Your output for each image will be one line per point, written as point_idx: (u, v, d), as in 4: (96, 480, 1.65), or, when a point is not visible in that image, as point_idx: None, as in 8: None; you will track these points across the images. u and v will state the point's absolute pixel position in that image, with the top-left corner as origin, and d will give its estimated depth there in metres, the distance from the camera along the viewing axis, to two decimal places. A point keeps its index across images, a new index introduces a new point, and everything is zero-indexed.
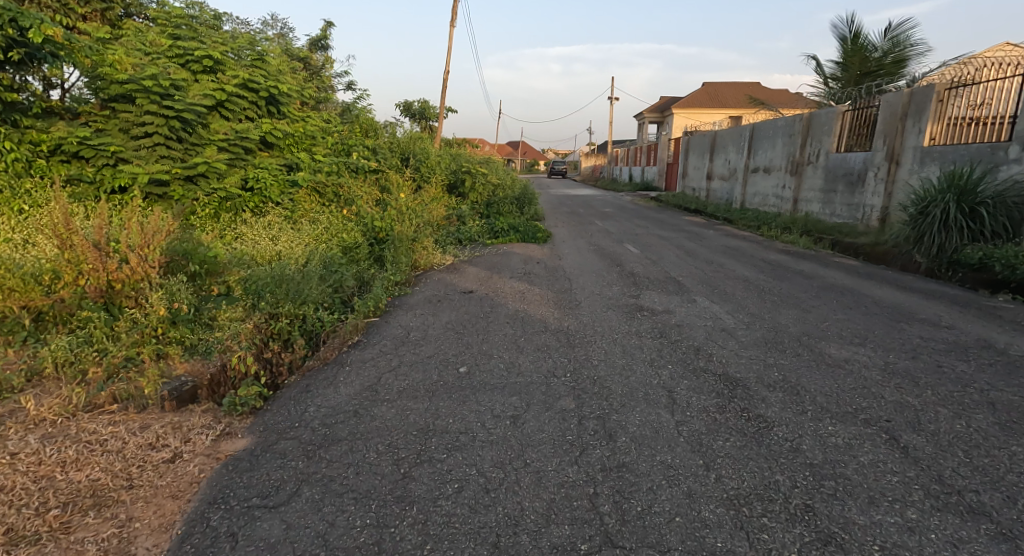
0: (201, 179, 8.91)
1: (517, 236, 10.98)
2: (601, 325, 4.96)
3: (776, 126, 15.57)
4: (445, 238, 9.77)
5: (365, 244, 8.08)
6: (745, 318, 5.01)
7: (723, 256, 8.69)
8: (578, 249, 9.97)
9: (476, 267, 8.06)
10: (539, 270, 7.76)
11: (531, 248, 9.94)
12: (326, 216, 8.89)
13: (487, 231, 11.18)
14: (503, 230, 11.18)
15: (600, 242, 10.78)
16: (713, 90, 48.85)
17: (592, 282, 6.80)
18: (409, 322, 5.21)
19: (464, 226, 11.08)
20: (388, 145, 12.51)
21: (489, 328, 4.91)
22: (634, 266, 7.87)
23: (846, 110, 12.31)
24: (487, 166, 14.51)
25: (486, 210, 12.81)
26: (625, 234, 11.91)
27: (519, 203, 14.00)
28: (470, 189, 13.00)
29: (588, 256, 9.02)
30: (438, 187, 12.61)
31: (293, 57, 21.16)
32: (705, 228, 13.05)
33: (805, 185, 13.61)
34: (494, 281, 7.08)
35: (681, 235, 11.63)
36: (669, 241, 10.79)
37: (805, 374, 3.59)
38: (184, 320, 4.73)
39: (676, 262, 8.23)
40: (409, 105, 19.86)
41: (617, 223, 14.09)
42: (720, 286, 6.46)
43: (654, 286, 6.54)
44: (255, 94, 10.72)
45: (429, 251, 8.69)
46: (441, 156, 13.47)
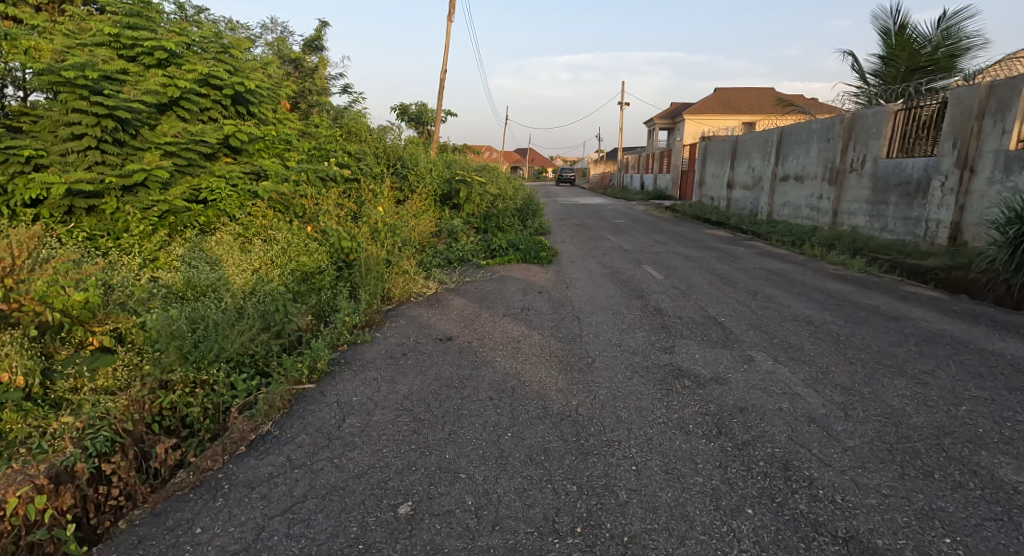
0: (140, 188, 7.36)
1: (518, 255, 9.50)
2: (625, 405, 3.45)
3: (810, 129, 13.99)
4: (430, 259, 8.35)
5: (330, 269, 6.72)
6: (836, 397, 3.51)
7: (768, 285, 7.14)
8: (590, 272, 8.46)
9: (463, 300, 6.58)
10: (542, 304, 6.28)
11: (534, 272, 8.45)
12: (288, 234, 7.40)
13: (481, 250, 9.70)
14: (501, 248, 9.69)
15: (615, 263, 9.24)
16: (726, 96, 47.36)
17: (611, 325, 5.30)
18: (354, 393, 3.72)
19: (454, 245, 9.61)
20: (371, 151, 11.04)
21: (465, 408, 3.43)
22: (661, 299, 6.34)
23: (897, 109, 10.74)
24: (484, 174, 13.00)
25: (482, 223, 11.32)
26: (642, 252, 10.36)
27: (520, 216, 12.55)
28: (466, 200, 11.51)
29: (601, 282, 7.50)
30: (427, 198, 11.13)
31: (283, 57, 19.85)
32: (734, 245, 11.48)
33: (846, 195, 12.03)
34: (483, 320, 5.61)
35: (709, 255, 10.05)
36: (698, 262, 9.22)
37: (999, 545, 2.12)
38: (17, 399, 3.27)
39: (712, 292, 6.69)
40: (405, 108, 18.39)
41: (633, 238, 12.51)
42: (779, 333, 4.93)
43: (690, 331, 5.03)
44: (217, 91, 9.25)
45: (408, 277, 7.21)
46: (431, 163, 12.00)
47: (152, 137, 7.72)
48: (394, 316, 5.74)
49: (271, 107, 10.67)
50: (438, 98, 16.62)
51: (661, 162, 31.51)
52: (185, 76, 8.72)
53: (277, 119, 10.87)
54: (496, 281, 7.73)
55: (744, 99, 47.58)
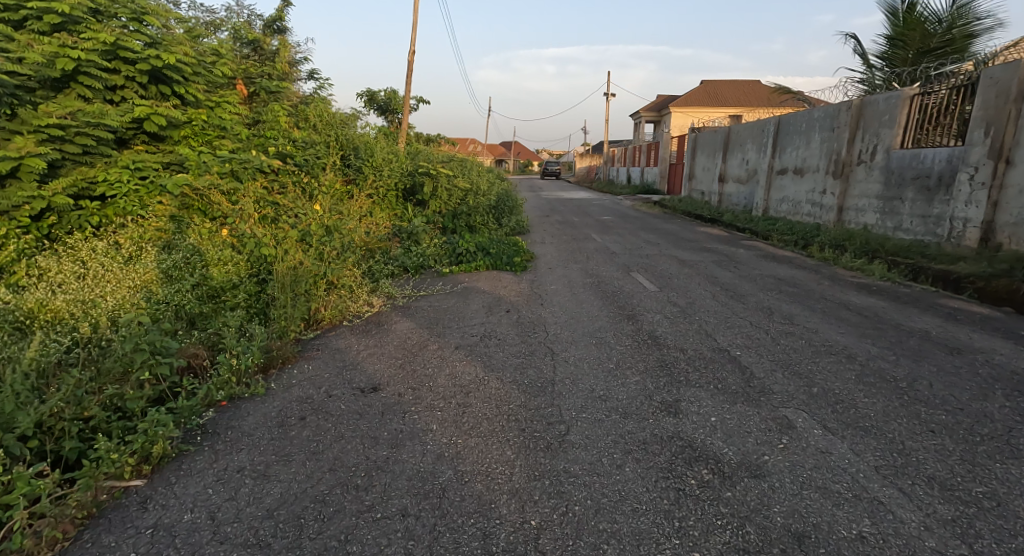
0: (11, 180, 5.96)
1: (487, 260, 8.21)
2: (613, 531, 2.20)
3: (810, 117, 12.86)
4: (380, 267, 7.04)
5: (244, 285, 5.48)
6: (935, 507, 2.27)
7: (784, 300, 5.92)
8: (570, 280, 7.20)
9: (408, 324, 5.27)
10: (508, 329, 5.01)
11: (505, 282, 7.16)
12: (197, 238, 6.09)
13: (445, 253, 8.42)
14: (469, 251, 8.36)
15: (600, 269, 7.99)
16: (713, 89, 46.30)
17: (593, 366, 4.04)
18: (188, 504, 2.41)
19: (412, 248, 8.29)
20: (320, 138, 9.75)
21: (356, 542, 2.17)
22: (658, 322, 5.11)
23: (914, 94, 9.53)
24: (455, 166, 11.67)
25: (450, 222, 10.00)
26: (631, 256, 9.13)
27: (494, 214, 11.27)
28: (432, 196, 10.14)
29: (583, 296, 6.24)
30: (385, 193, 9.83)
31: (239, 39, 18.38)
32: (733, 246, 10.29)
33: (854, 189, 10.87)
34: (428, 356, 4.30)
35: (706, 258, 8.84)
36: (695, 268, 8.00)
37: None
38: None
39: (718, 311, 5.47)
40: (373, 95, 16.95)
41: (619, 238, 11.28)
42: (818, 376, 3.69)
43: (699, 375, 3.79)
44: (128, 65, 8.12)
45: (345, 294, 5.91)
46: (393, 153, 10.66)
47: (33, 117, 6.36)
48: (308, 352, 4.41)
49: (201, 88, 9.45)
50: (406, 83, 15.22)
51: (648, 154, 30.34)
52: (83, 45, 7.58)
53: (209, 104, 9.65)
54: (455, 296, 6.42)
55: (731, 91, 46.57)
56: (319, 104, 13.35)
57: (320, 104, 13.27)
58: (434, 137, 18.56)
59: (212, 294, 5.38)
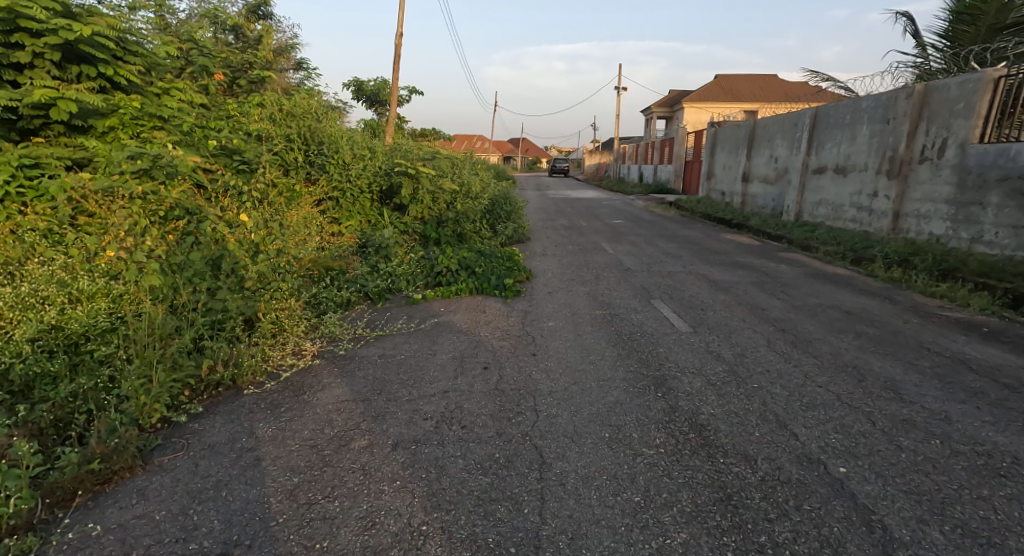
0: None
1: (472, 281, 6.64)
2: None
3: (856, 108, 11.19)
4: (329, 297, 5.51)
5: (116, 331, 3.90)
6: None
7: (871, 350, 4.29)
8: (575, 312, 5.61)
9: (340, 392, 3.70)
10: (481, 407, 3.43)
11: (489, 315, 5.56)
12: (72, 259, 4.52)
13: (419, 270, 6.91)
14: (449, 272, 6.80)
15: (613, 292, 6.39)
16: (727, 84, 44.43)
17: (607, 500, 2.46)
18: None
19: (379, 267, 6.77)
20: (278, 130, 8.24)
21: None
22: (699, 397, 3.52)
23: (999, 76, 7.79)
24: (444, 163, 10.09)
25: (433, 229, 8.45)
26: (651, 274, 7.53)
27: (486, 221, 9.68)
28: (412, 200, 8.58)
29: (591, 341, 4.66)
30: (356, 194, 8.29)
31: (216, 24, 16.94)
32: (770, 260, 8.66)
33: (917, 192, 9.14)
34: (343, 469, 2.72)
35: (744, 278, 7.21)
36: (732, 292, 6.40)
37: None
38: None
39: (781, 372, 3.87)
40: (361, 84, 15.33)
41: (634, 249, 9.66)
42: (1007, 543, 2.09)
43: (792, 534, 2.18)
44: (33, 38, 6.62)
45: (265, 340, 4.36)
46: (369, 146, 9.10)
47: None
48: (159, 455, 2.85)
49: (137, 71, 7.97)
50: (395, 71, 13.63)
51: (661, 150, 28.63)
52: None
53: (146, 90, 8.17)
54: (422, 337, 4.87)
55: (747, 85, 44.64)
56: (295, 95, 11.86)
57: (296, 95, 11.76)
58: (429, 131, 17.02)
59: (69, 343, 3.81)
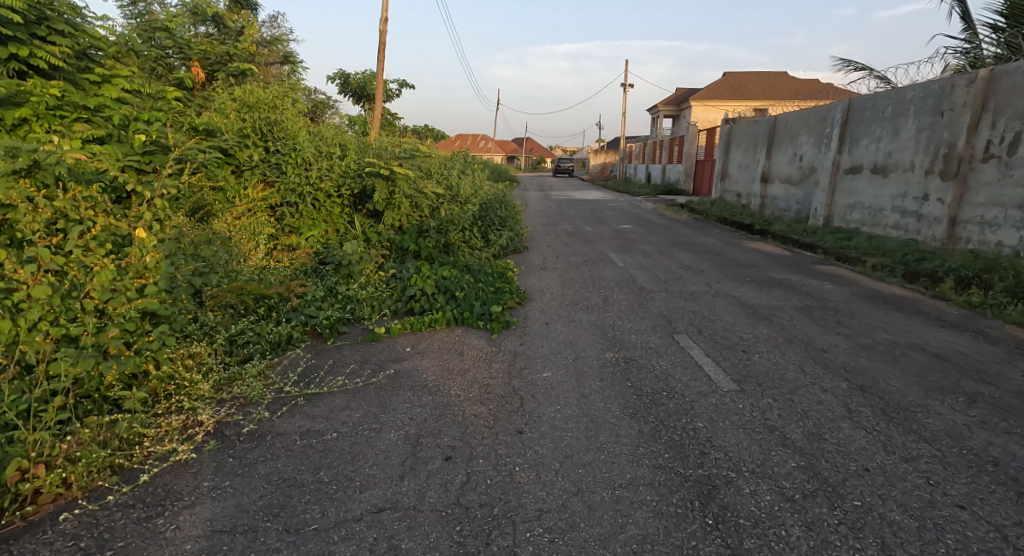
0: None
1: (451, 307, 5.37)
2: None
3: (900, 99, 9.86)
4: (258, 335, 4.27)
5: None
6: None
7: (1002, 428, 3.01)
8: (580, 355, 4.35)
9: (218, 509, 2.42)
10: (431, 551, 2.17)
11: (467, 361, 4.28)
12: None
13: (386, 293, 5.67)
14: (423, 297, 5.56)
15: (627, 324, 5.13)
16: (736, 81, 43.04)
17: None
18: None
19: (337, 290, 5.53)
20: (229, 122, 6.98)
21: None
22: (774, 529, 2.25)
23: None
24: (429, 162, 8.80)
25: (411, 241, 7.16)
26: (671, 297, 6.26)
27: (475, 230, 8.41)
28: (387, 206, 7.32)
29: (600, 408, 3.40)
30: (321, 197, 6.96)
31: (195, 15, 15.82)
32: (809, 277, 7.38)
33: (981, 195, 7.83)
34: None
35: (786, 303, 5.93)
36: (775, 324, 5.13)
37: None
38: None
39: (887, 475, 2.60)
40: (346, 77, 14.12)
41: (647, 262, 8.40)
42: None
43: None
44: None
45: (139, 412, 3.10)
46: (341, 140, 7.70)
47: None
48: None
49: (65, 52, 6.68)
50: (381, 62, 12.40)
51: (670, 150, 27.28)
52: None
53: (77, 75, 6.86)
54: (373, 396, 3.60)
55: (757, 83, 43.21)
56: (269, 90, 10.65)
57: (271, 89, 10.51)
58: (423, 130, 15.80)
59: None
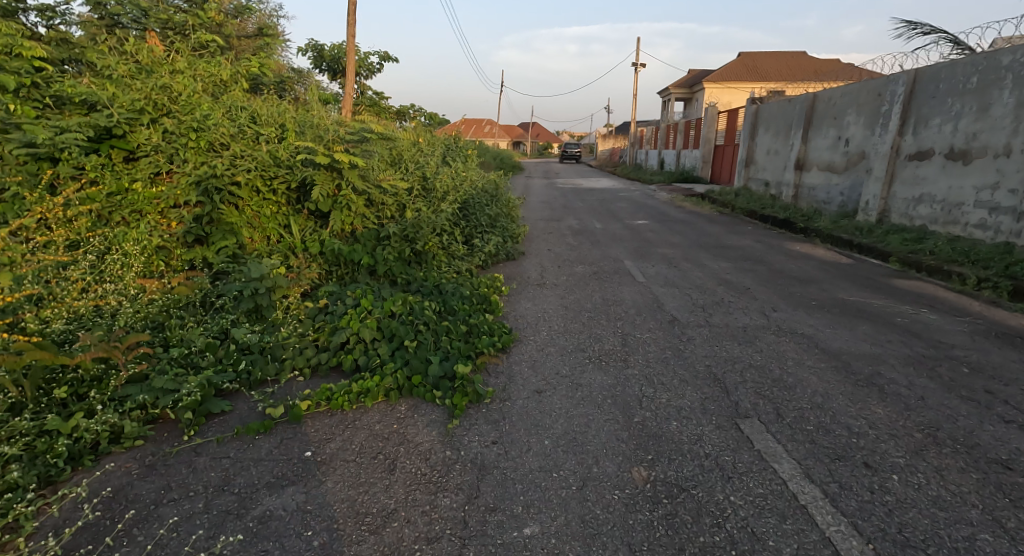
0: None
1: (394, 364, 3.55)
2: None
3: (992, 65, 8.19)
4: (40, 439, 2.52)
5: None
6: None
7: None
8: (592, 475, 2.58)
9: None
10: None
11: (399, 487, 2.50)
12: None
13: (305, 338, 3.87)
14: (357, 346, 3.75)
15: (663, 398, 3.35)
16: (754, 62, 40.74)
17: None
18: None
19: (229, 337, 3.71)
20: (113, 89, 5.05)
21: None
22: None
23: None
24: (390, 149, 7.01)
25: (363, 253, 5.39)
26: (717, 338, 4.47)
27: (446, 236, 6.63)
28: (329, 205, 5.46)
29: None
30: (241, 193, 5.13)
31: None
32: (896, 300, 5.55)
33: None
34: None
35: (885, 350, 4.14)
36: (893, 398, 3.34)
37: None
38: None
39: None
40: (319, 49, 12.26)
41: (675, 277, 6.57)
42: None
43: None
44: None
45: None
46: (272, 116, 5.80)
47: None
48: None
49: None
50: (353, 28, 10.51)
51: (684, 135, 25.21)
52: None
53: None
54: None
55: (773, 63, 40.83)
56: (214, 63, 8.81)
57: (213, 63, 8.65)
58: (409, 111, 13.93)
59: None
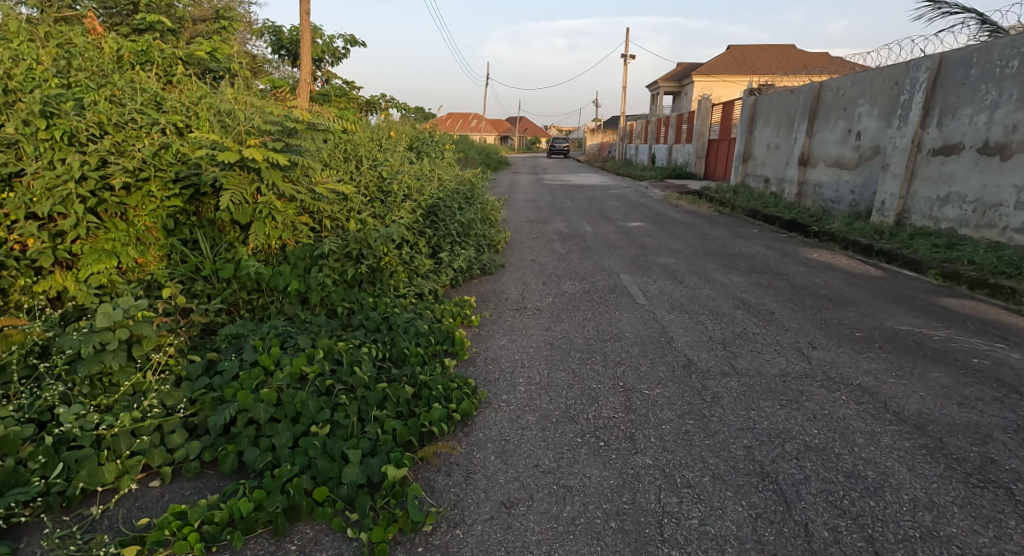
0: None
1: (292, 462, 2.38)
2: None
3: None
4: None
5: None
6: None
7: None
8: None
9: None
10: None
11: None
12: None
13: (172, 415, 2.67)
14: (242, 434, 2.56)
15: (694, 518, 2.25)
16: (744, 55, 39.87)
17: None
18: None
19: (53, 421, 2.51)
20: None
21: None
22: None
23: None
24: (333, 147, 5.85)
25: (290, 278, 4.23)
26: (750, 395, 3.37)
27: (405, 249, 5.49)
28: (243, 213, 4.24)
29: None
30: (126, 202, 3.93)
31: None
32: (961, 330, 4.49)
33: None
34: None
35: (983, 416, 3.05)
36: None
37: None
38: None
39: None
40: (276, 32, 10.98)
41: (682, 297, 5.48)
42: None
43: None
44: None
45: None
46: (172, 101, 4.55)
47: None
48: None
49: None
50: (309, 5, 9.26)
51: (676, 128, 24.08)
52: None
53: None
54: None
55: (764, 56, 39.86)
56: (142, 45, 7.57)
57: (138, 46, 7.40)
58: (381, 101, 12.69)
59: None
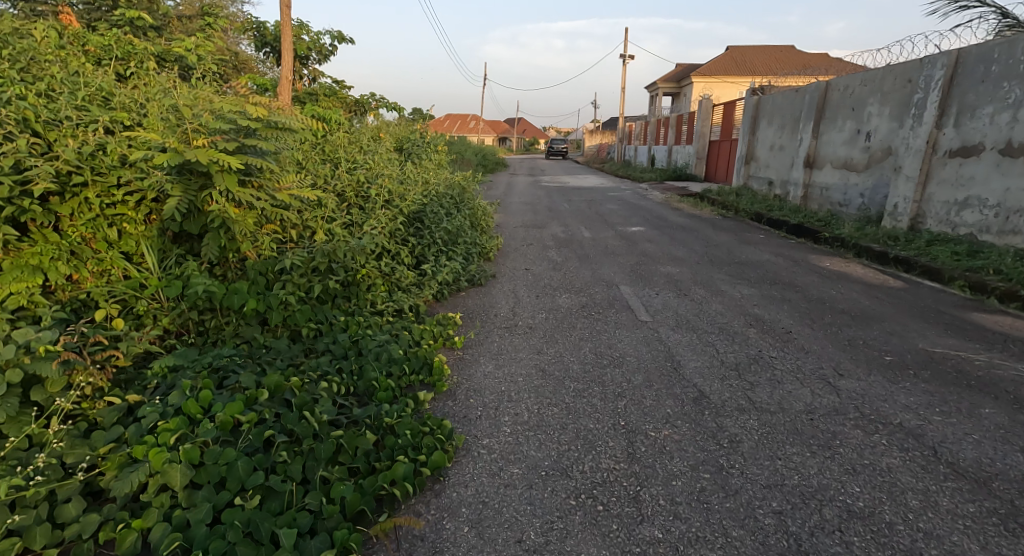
0: None
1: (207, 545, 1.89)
2: None
3: None
4: None
5: None
6: None
7: None
8: None
9: None
10: None
11: None
12: None
13: (69, 478, 2.18)
14: (151, 506, 2.07)
15: None
16: (743, 56, 39.46)
17: None
18: None
19: None
20: None
21: None
22: None
23: None
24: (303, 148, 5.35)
25: (246, 297, 3.73)
26: (774, 437, 2.87)
27: (383, 261, 4.98)
28: (191, 223, 3.73)
29: None
30: (56, 210, 3.42)
31: None
32: (1004, 353, 3.99)
33: None
34: None
35: None
36: None
37: None
38: None
39: None
40: (259, 28, 10.47)
41: (689, 312, 4.97)
42: None
43: None
44: None
45: None
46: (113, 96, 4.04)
47: None
48: None
49: None
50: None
51: (677, 129, 23.56)
52: None
53: None
54: None
55: (764, 57, 39.46)
56: (108, 38, 7.06)
57: (103, 40, 6.88)
58: (371, 99, 12.18)
59: None
